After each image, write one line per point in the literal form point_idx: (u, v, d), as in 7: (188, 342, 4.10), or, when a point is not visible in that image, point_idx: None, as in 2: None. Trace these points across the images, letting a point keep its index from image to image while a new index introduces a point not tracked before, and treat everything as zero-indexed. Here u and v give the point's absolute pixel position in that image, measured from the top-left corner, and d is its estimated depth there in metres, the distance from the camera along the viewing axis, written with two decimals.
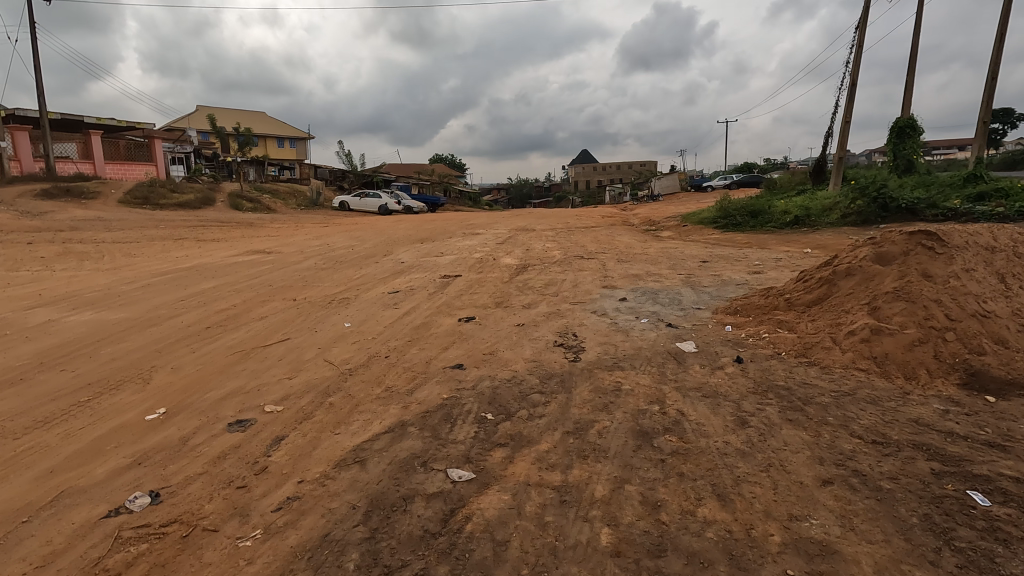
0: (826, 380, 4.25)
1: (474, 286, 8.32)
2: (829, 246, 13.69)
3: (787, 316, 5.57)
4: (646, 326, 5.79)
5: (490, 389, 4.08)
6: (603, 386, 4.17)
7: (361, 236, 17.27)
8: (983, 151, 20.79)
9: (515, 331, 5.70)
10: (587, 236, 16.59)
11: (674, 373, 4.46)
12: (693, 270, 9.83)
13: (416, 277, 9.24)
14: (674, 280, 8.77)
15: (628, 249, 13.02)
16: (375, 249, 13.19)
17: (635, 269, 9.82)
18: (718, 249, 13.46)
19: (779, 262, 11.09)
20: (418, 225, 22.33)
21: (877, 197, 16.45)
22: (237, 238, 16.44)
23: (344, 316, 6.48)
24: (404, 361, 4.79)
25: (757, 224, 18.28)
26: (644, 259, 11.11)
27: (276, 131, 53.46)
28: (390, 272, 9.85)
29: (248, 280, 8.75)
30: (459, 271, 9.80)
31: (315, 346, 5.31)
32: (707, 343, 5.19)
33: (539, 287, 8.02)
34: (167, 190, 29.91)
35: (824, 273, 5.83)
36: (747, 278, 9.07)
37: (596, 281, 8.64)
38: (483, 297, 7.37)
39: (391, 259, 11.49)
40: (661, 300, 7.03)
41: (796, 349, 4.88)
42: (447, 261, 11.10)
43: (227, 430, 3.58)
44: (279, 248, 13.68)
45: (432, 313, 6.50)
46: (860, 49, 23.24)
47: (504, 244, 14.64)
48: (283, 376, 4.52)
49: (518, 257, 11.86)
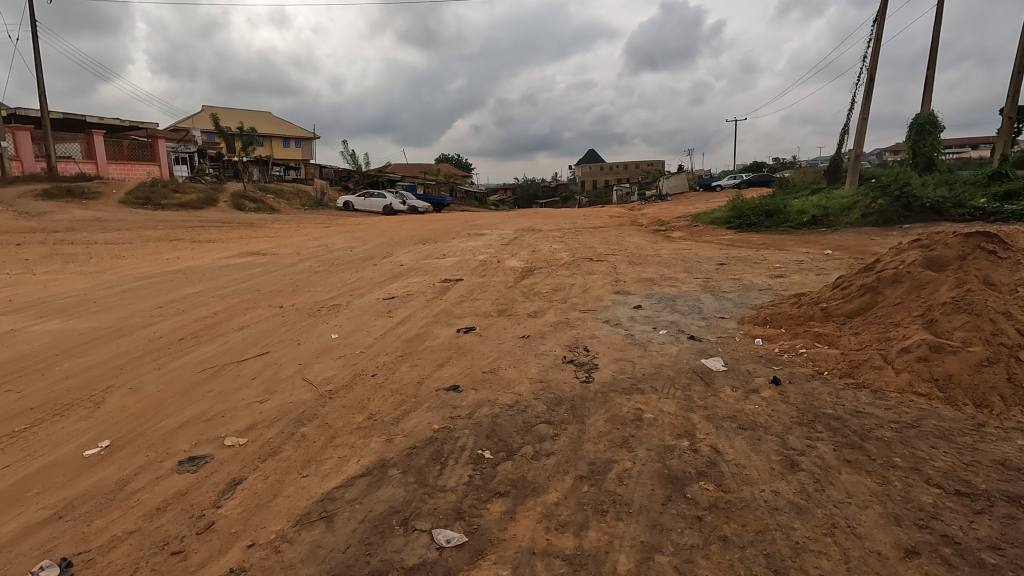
0: (882, 408, 3.64)
1: (476, 291, 7.74)
2: (852, 247, 13.00)
3: (825, 328, 4.95)
4: (666, 339, 5.18)
5: (489, 418, 3.49)
6: (621, 414, 3.57)
7: (362, 237, 16.75)
8: (1008, 148, 19.96)
9: (520, 344, 5.12)
10: (595, 237, 16.00)
11: (702, 398, 3.85)
12: (711, 274, 9.21)
13: (414, 281, 8.67)
14: (691, 284, 8.16)
15: (640, 251, 12.40)
16: (374, 251, 12.65)
17: (649, 273, 9.21)
18: (734, 250, 12.81)
19: (801, 264, 10.43)
20: (422, 225, 21.82)
21: (900, 196, 15.70)
22: (234, 239, 15.96)
23: (332, 326, 5.91)
24: (392, 382, 4.21)
25: (772, 224, 17.60)
26: (657, 262, 10.49)
27: (281, 131, 53.18)
28: (388, 275, 9.28)
29: (235, 285, 8.21)
30: (460, 275, 9.21)
31: (295, 361, 4.75)
32: (737, 360, 4.57)
33: (546, 293, 7.44)
34: (169, 190, 29.56)
35: (866, 279, 5.22)
36: (770, 282, 8.43)
37: (607, 286, 8.05)
38: (485, 305, 6.79)
39: (390, 261, 10.93)
40: (679, 308, 6.42)
41: (841, 369, 4.26)
42: (448, 263, 10.54)
43: (174, 471, 3.01)
44: (275, 249, 13.15)
45: (430, 323, 5.93)
46: (877, 43, 22.44)
47: (509, 246, 14.06)
48: (253, 399, 3.95)
49: (524, 259, 11.26)
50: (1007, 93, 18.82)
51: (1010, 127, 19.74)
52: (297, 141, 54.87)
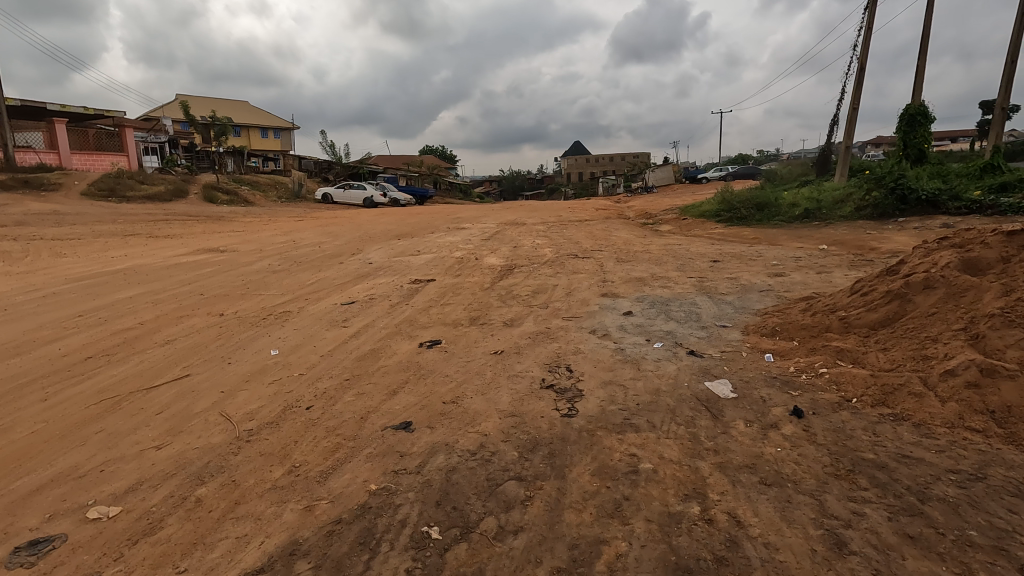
0: (932, 452, 2.93)
1: (448, 294, 6.95)
2: (847, 243, 12.41)
3: (846, 343, 4.24)
4: (661, 355, 4.44)
5: (443, 474, 2.72)
6: (613, 465, 2.82)
7: (335, 231, 15.84)
8: (999, 140, 19.55)
9: (492, 362, 4.34)
10: (581, 231, 15.27)
11: (711, 438, 3.11)
12: (704, 273, 8.50)
13: (381, 282, 7.84)
14: (685, 285, 7.45)
15: (628, 247, 11.67)
16: (344, 247, 11.81)
17: (638, 272, 8.49)
18: (726, 245, 12.15)
19: (800, 261, 9.77)
20: (400, 219, 20.88)
21: (895, 188, 15.10)
22: (197, 234, 14.94)
23: (274, 339, 5.07)
24: (330, 417, 3.41)
25: (763, 218, 17.03)
26: (647, 259, 9.76)
27: (258, 121, 51.62)
28: (353, 276, 8.43)
29: (177, 289, 7.31)
30: (433, 275, 8.39)
31: (216, 388, 3.92)
32: (748, 384, 3.85)
33: (526, 296, 6.69)
34: (136, 183, 28.23)
35: (890, 284, 4.53)
36: (770, 282, 7.74)
37: (594, 287, 7.30)
38: (457, 311, 6.00)
39: (359, 259, 10.07)
40: (674, 315, 5.69)
41: (872, 397, 3.55)
42: (422, 261, 9.72)
43: (2, 566, 2.21)
44: (237, 245, 12.19)
45: (390, 335, 5.12)
46: (869, 31, 21.87)
47: (490, 241, 13.26)
48: (148, 445, 3.13)
49: (505, 256, 10.47)
50: (1000, 83, 18.33)
51: (1003, 118, 19.29)
52: (276, 131, 53.27)
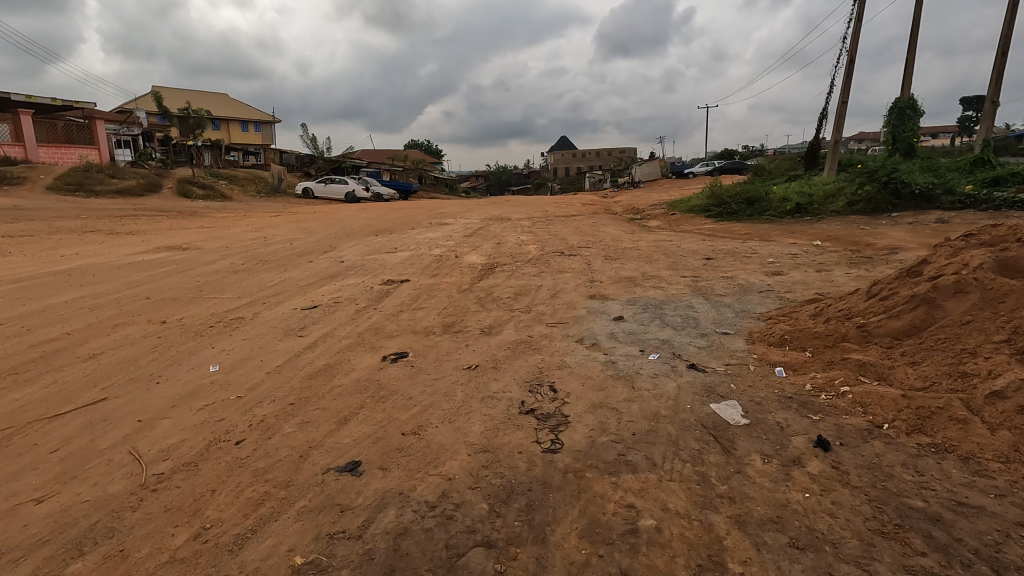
0: (992, 497, 2.41)
1: (422, 297, 6.35)
2: (842, 239, 12.01)
3: (868, 355, 3.73)
4: (658, 370, 3.89)
5: (390, 540, 2.14)
6: (606, 522, 2.26)
7: (310, 227, 15.11)
8: (989, 133, 19.32)
9: (464, 380, 3.76)
10: (567, 227, 14.71)
11: (725, 481, 2.57)
12: (698, 272, 7.98)
13: (350, 283, 7.22)
14: (678, 285, 6.93)
15: (617, 243, 11.14)
16: (317, 244, 11.13)
17: (628, 270, 7.97)
18: (718, 241, 11.68)
19: (796, 258, 9.31)
20: (380, 214, 20.18)
21: (888, 181, 14.80)
22: (162, 230, 14.11)
23: (216, 352, 4.43)
24: (262, 455, 2.81)
25: (754, 212, 16.61)
26: (637, 257, 9.24)
27: (237, 114, 50.29)
28: (321, 276, 7.79)
29: (122, 291, 6.62)
30: (407, 275, 7.78)
31: (134, 416, 3.30)
32: (761, 406, 3.32)
33: (507, 299, 6.12)
34: (106, 177, 27.11)
35: (913, 287, 4.02)
36: (768, 282, 7.25)
37: (581, 288, 6.75)
38: (429, 317, 5.41)
39: (330, 257, 9.42)
40: (670, 320, 5.15)
41: (907, 423, 3.03)
42: (398, 260, 9.10)
43: None
44: (203, 243, 11.45)
45: (350, 346, 4.51)
46: (859, 23, 21.53)
47: (473, 237, 12.66)
48: (28, 498, 2.52)
49: (487, 254, 9.89)
50: (991, 75, 18.04)
51: (993, 111, 19.04)
52: (256, 124, 52.00)
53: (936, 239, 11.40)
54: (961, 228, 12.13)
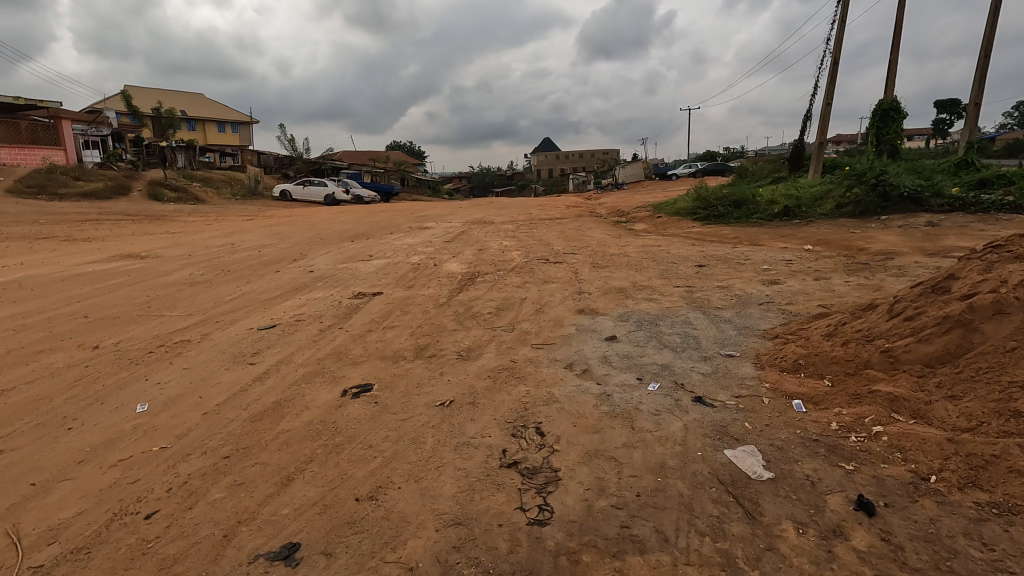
0: None
1: (395, 313, 5.78)
2: (833, 243, 11.68)
3: (899, 386, 3.27)
4: (659, 405, 3.39)
5: None
6: None
7: (283, 232, 14.40)
8: (973, 135, 19.25)
9: (436, 421, 3.22)
10: (552, 231, 14.20)
11: (755, 565, 2.07)
12: (691, 281, 7.52)
13: (317, 296, 6.63)
14: (672, 297, 6.45)
15: (605, 249, 10.67)
16: (287, 251, 10.49)
17: (617, 280, 7.48)
18: (708, 246, 11.26)
19: (791, 265, 8.90)
20: (359, 217, 19.50)
21: (877, 184, 14.54)
22: (124, 236, 13.31)
23: (149, 386, 3.81)
24: (175, 536, 2.24)
25: (741, 215, 16.30)
26: (626, 264, 8.75)
27: (213, 114, 49.04)
28: (286, 288, 7.16)
29: (59, 308, 5.95)
30: (380, 287, 7.21)
31: (29, 478, 2.70)
32: (784, 453, 2.83)
33: (487, 315, 5.57)
34: (71, 179, 25.98)
35: (944, 307, 3.57)
36: (766, 292, 6.81)
37: (568, 302, 6.24)
38: (401, 338, 4.84)
39: (299, 266, 8.79)
40: (667, 340, 4.65)
41: (957, 474, 2.55)
42: (372, 269, 8.52)
43: None
44: (164, 250, 10.72)
45: (306, 377, 3.93)
46: (842, 25, 21.40)
47: (454, 243, 12.09)
48: None
49: (468, 261, 9.34)
50: (974, 77, 17.92)
51: (976, 113, 18.96)
52: (233, 125, 50.74)
53: (929, 243, 11.10)
54: (952, 231, 11.88)
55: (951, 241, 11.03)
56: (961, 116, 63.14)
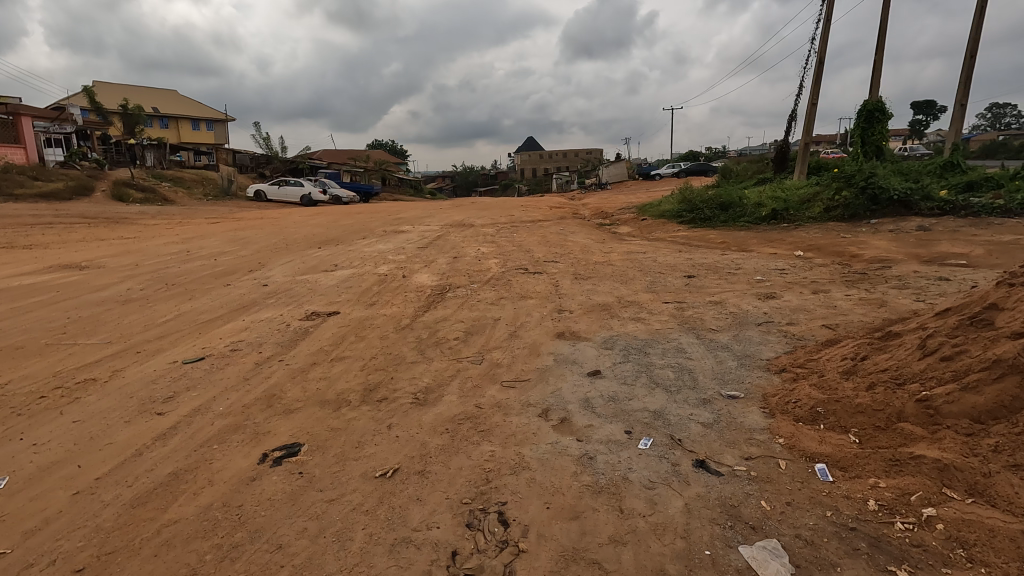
0: None
1: (348, 339, 5.05)
2: (824, 250, 11.17)
3: (946, 448, 2.65)
4: (654, 474, 2.74)
5: None
6: None
7: (247, 237, 13.52)
8: (959, 136, 18.96)
9: (372, 503, 2.53)
10: (532, 236, 13.54)
11: None
12: (681, 295, 6.90)
13: (264, 316, 5.88)
14: (661, 316, 5.83)
15: (588, 257, 10.03)
16: (246, 260, 9.69)
17: (600, 295, 6.84)
18: (695, 253, 10.71)
19: (785, 275, 8.36)
20: (332, 220, 18.63)
21: (866, 187, 14.13)
22: (73, 242, 12.38)
23: (18, 449, 3.05)
24: None
25: (728, 218, 15.80)
26: (610, 275, 8.12)
27: (186, 111, 47.55)
28: (231, 306, 6.36)
29: None
30: (339, 304, 6.47)
31: None
32: (816, 551, 2.19)
33: (453, 342, 4.87)
34: (29, 179, 24.67)
35: (992, 347, 2.97)
36: (762, 309, 6.22)
37: (546, 323, 5.58)
38: (349, 375, 4.12)
39: (253, 279, 7.99)
40: (660, 376, 4.00)
41: None
42: (334, 281, 7.78)
43: None
44: (108, 259, 9.80)
45: (221, 434, 3.20)
46: (827, 25, 21.06)
47: (428, 249, 11.36)
48: None
49: (440, 272, 8.64)
50: (960, 78, 17.62)
51: (962, 115, 18.67)
52: (207, 123, 49.21)
53: (923, 249, 10.68)
54: (945, 237, 11.48)
55: (945, 247, 10.58)
56: (937, 117, 64.08)
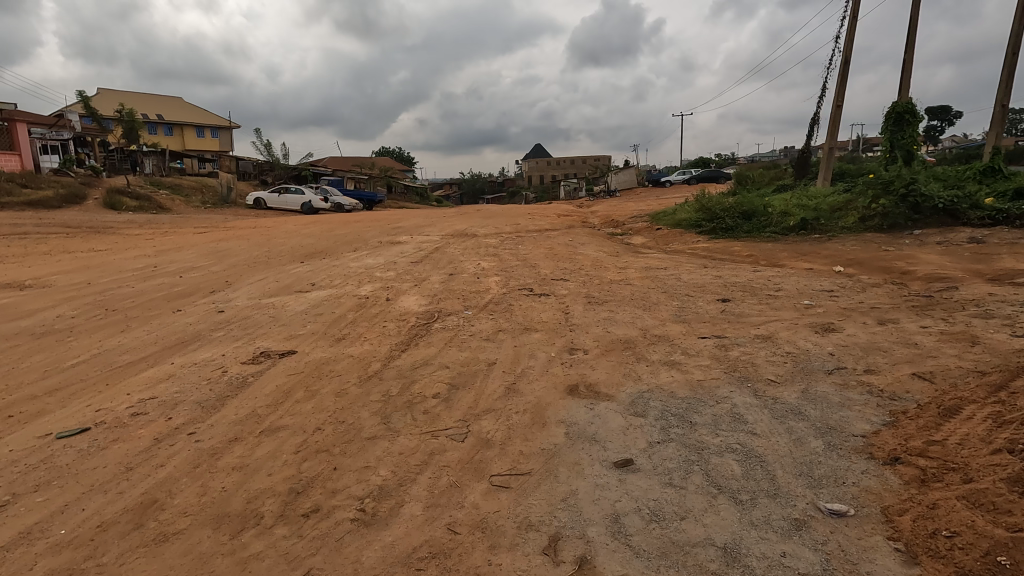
0: None
1: (294, 395, 3.83)
2: (869, 266, 9.86)
3: None
4: None
5: None
6: None
7: (230, 249, 12.43)
8: (1000, 139, 17.51)
9: None
10: (539, 248, 12.33)
11: None
12: (719, 327, 5.66)
13: (202, 357, 4.70)
14: (701, 359, 4.57)
15: (602, 274, 8.78)
16: (215, 277, 8.55)
17: (620, 326, 5.62)
18: (723, 269, 9.46)
19: (836, 299, 7.07)
20: (326, 229, 17.45)
21: (906, 195, 12.80)
22: (39, 254, 11.33)
23: None
24: None
25: (752, 228, 14.53)
26: (630, 299, 6.88)
27: (190, 118, 46.96)
28: (166, 342, 5.16)
29: None
30: (301, 338, 5.29)
31: None
32: None
33: (430, 405, 3.63)
34: (19, 186, 23.77)
35: None
36: (825, 348, 4.97)
37: (555, 370, 4.34)
38: (276, 463, 2.91)
39: (210, 303, 6.82)
40: (720, 468, 2.77)
41: None
42: (304, 306, 6.61)
43: None
44: (58, 277, 8.60)
45: None
46: (853, 23, 19.77)
47: (422, 264, 10.17)
48: None
49: (431, 293, 7.46)
50: (1001, 75, 16.20)
51: (1002, 116, 17.24)
52: (211, 129, 48.58)
53: (983, 265, 9.35)
54: (1005, 250, 10.12)
55: (1010, 263, 9.24)
56: (953, 122, 62.29)
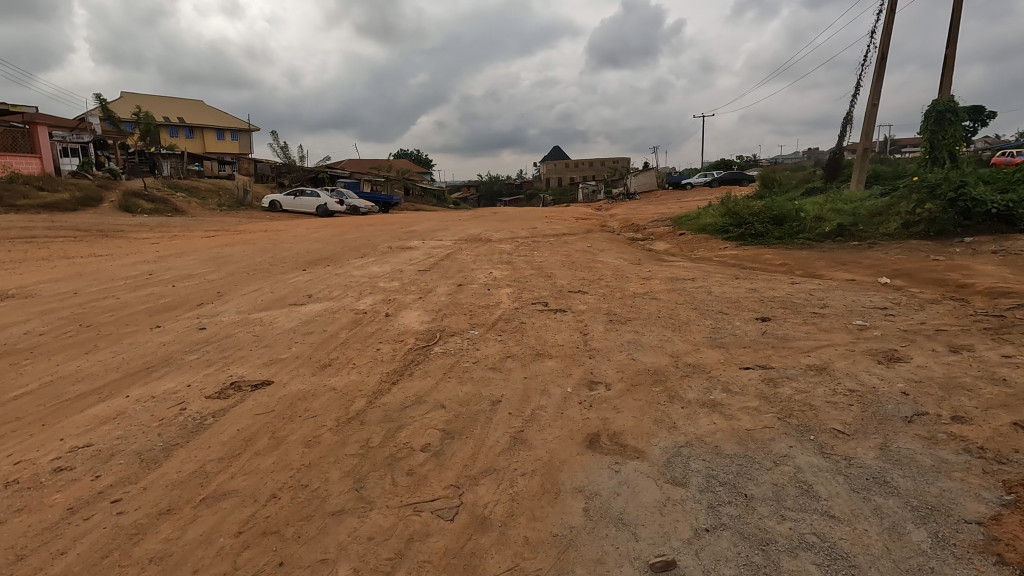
0: None
1: (256, 443, 3.17)
2: (919, 278, 8.93)
3: None
4: None
5: None
6: None
7: (232, 254, 11.93)
8: None
9: None
10: (556, 255, 11.60)
11: None
12: (762, 354, 4.88)
13: (164, 387, 4.07)
14: (748, 399, 3.81)
15: (623, 286, 8.02)
16: (207, 287, 7.98)
17: (647, 352, 4.88)
18: (758, 281, 8.62)
19: (892, 319, 6.21)
20: (337, 233, 16.97)
21: (956, 199, 11.73)
22: (36, 260, 10.93)
23: None
24: None
25: (783, 234, 13.62)
26: (657, 316, 6.12)
27: (209, 121, 47.20)
28: (130, 367, 4.55)
29: None
30: (281, 364, 4.65)
31: None
32: None
33: (416, 462, 2.94)
34: (36, 189, 23.77)
35: None
36: (896, 384, 4.15)
37: (571, 412, 3.61)
38: (206, 553, 2.25)
39: (195, 317, 6.24)
40: None
41: None
42: (294, 323, 5.98)
43: None
44: (45, 286, 8.11)
45: None
46: (890, 16, 18.64)
47: (430, 273, 9.52)
48: None
49: (435, 307, 6.79)
50: None
51: None
52: (230, 132, 48.81)
53: None
54: None
55: None
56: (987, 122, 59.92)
